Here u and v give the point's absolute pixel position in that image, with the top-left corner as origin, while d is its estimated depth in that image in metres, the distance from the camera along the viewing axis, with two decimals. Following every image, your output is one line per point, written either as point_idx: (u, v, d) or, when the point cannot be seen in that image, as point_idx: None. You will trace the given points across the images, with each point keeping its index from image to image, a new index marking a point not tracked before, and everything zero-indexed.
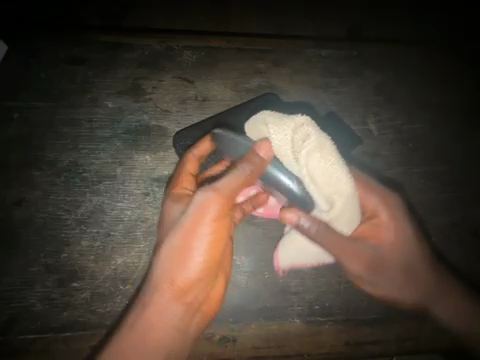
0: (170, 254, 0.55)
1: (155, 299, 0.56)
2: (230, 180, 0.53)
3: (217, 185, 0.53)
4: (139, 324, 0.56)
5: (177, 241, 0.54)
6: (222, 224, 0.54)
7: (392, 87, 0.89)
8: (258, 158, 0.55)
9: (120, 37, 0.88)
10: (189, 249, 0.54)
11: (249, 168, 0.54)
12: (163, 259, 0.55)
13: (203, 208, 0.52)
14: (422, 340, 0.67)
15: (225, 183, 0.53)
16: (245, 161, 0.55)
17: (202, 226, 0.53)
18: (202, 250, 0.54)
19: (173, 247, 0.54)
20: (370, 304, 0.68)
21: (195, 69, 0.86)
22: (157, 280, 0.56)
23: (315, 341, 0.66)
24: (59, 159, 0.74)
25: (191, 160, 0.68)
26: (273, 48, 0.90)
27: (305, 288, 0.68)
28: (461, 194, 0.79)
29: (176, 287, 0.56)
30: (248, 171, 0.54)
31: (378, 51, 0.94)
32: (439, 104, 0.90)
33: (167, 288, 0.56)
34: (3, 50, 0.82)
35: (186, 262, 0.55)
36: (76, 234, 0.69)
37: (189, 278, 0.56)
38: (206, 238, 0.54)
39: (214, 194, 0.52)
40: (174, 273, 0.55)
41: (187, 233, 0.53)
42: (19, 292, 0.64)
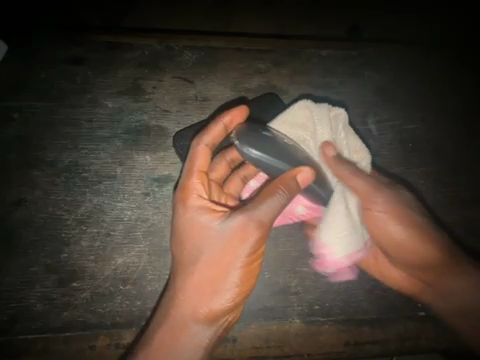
0: (208, 273, 0.56)
1: (186, 314, 0.56)
2: (269, 206, 0.55)
3: (257, 210, 0.55)
4: (164, 341, 0.56)
5: (215, 260, 0.56)
6: (256, 251, 0.57)
7: (392, 87, 0.90)
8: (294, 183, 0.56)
9: (119, 37, 0.88)
10: (226, 270, 0.56)
11: (287, 196, 0.56)
12: (200, 278, 0.56)
13: (244, 229, 0.55)
14: (423, 340, 0.67)
15: (264, 211, 0.55)
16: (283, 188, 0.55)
17: (238, 250, 0.56)
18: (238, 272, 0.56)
19: (211, 266, 0.56)
20: (369, 304, 0.69)
21: (195, 69, 0.86)
22: (190, 296, 0.57)
23: (316, 341, 0.66)
24: (59, 159, 0.74)
25: (202, 154, 0.61)
26: (273, 48, 0.90)
27: (305, 289, 0.68)
28: (460, 194, 0.79)
29: (209, 310, 0.56)
30: (286, 199, 0.56)
31: (379, 51, 0.94)
32: (439, 104, 0.90)
33: (199, 311, 0.56)
34: (2, 50, 0.82)
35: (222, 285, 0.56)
36: (76, 234, 0.69)
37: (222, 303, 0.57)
38: (241, 263, 0.56)
39: (256, 218, 0.55)
40: (210, 295, 0.56)
41: (226, 253, 0.56)
42: (19, 292, 0.64)
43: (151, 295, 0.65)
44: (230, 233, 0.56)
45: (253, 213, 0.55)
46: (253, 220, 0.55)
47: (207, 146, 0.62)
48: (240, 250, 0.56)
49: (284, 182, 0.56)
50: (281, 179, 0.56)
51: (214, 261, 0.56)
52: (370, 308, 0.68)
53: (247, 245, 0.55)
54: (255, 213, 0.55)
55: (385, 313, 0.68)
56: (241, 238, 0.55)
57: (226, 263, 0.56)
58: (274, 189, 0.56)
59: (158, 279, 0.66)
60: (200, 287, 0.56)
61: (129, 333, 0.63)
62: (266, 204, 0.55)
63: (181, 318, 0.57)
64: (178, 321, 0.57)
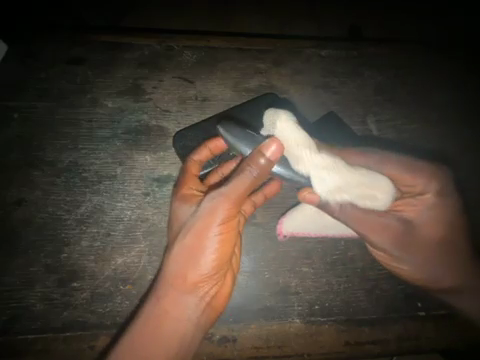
0: (183, 253, 0.56)
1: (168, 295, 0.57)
2: (236, 183, 0.54)
3: (224, 190, 0.54)
4: (152, 318, 0.56)
5: (189, 241, 0.56)
6: (231, 224, 0.56)
7: (392, 87, 0.90)
8: (263, 157, 0.54)
9: (120, 37, 0.88)
10: (201, 249, 0.56)
11: (256, 171, 0.54)
12: (176, 259, 0.56)
13: (213, 211, 0.55)
14: (422, 340, 0.67)
15: (231, 185, 0.54)
16: (251, 162, 0.54)
17: (211, 225, 0.55)
18: (213, 250, 0.56)
19: (185, 247, 0.56)
20: (369, 304, 0.69)
21: (195, 69, 0.86)
22: (169, 277, 0.57)
23: (315, 341, 0.66)
24: (59, 159, 0.74)
25: (194, 163, 0.69)
26: (273, 49, 0.90)
27: (305, 289, 0.68)
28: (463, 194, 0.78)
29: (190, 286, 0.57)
30: (254, 174, 0.54)
31: (378, 51, 0.94)
32: (439, 104, 0.89)
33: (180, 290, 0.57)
34: (2, 50, 0.83)
35: (200, 261, 0.56)
36: (76, 234, 0.69)
37: (201, 278, 0.57)
38: (215, 236, 0.56)
39: (222, 198, 0.54)
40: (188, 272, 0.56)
41: (198, 234, 0.55)
42: (19, 292, 0.64)
43: None
44: (201, 216, 0.55)
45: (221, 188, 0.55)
46: (218, 193, 0.55)
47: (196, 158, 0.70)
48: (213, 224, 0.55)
49: (254, 159, 0.54)
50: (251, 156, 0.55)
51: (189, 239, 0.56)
52: (370, 308, 0.68)
53: (218, 219, 0.55)
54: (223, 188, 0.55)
55: (385, 313, 0.68)
56: (211, 212, 0.55)
57: (201, 238, 0.55)
58: (245, 166, 0.55)
59: None
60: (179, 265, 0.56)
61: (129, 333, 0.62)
62: (233, 182, 0.54)
63: (166, 296, 0.57)
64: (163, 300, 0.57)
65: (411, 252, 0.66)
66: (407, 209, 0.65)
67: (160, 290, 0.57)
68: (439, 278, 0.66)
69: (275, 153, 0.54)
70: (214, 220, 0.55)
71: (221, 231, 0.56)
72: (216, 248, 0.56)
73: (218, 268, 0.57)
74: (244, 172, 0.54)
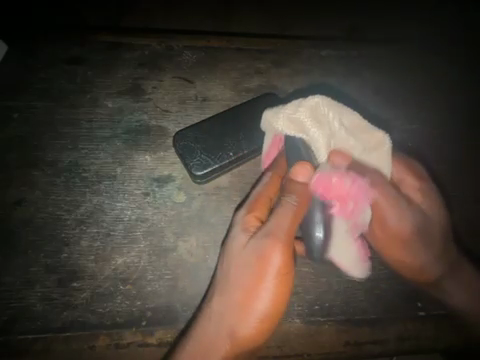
0: (233, 305, 0.59)
1: (208, 342, 0.59)
2: (280, 220, 0.59)
3: (273, 230, 0.58)
4: (196, 352, 0.58)
5: (239, 295, 0.58)
6: (285, 272, 0.57)
7: (391, 87, 0.90)
8: (298, 184, 0.60)
9: (119, 37, 0.88)
10: (252, 303, 0.58)
11: (295, 199, 0.59)
12: (225, 308, 0.59)
13: (267, 258, 0.57)
14: (423, 340, 0.67)
15: (278, 225, 0.59)
16: (290, 193, 0.60)
17: (264, 277, 0.57)
18: (264, 301, 0.58)
19: (237, 300, 0.59)
20: (369, 304, 0.69)
21: (195, 69, 0.86)
22: (213, 324, 0.60)
23: (315, 341, 0.65)
24: (59, 159, 0.74)
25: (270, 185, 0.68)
26: (273, 49, 0.90)
27: (305, 289, 0.68)
28: (458, 193, 0.79)
29: (233, 340, 0.59)
30: (294, 202, 0.59)
31: (378, 51, 0.94)
32: (439, 103, 0.89)
33: (220, 341, 0.59)
34: (3, 50, 0.83)
35: (246, 315, 0.58)
36: (76, 234, 0.69)
37: (246, 332, 0.58)
38: (268, 292, 0.57)
39: (272, 240, 0.58)
40: (236, 324, 0.58)
41: (251, 286, 0.58)
42: (19, 292, 0.64)
43: (151, 295, 0.65)
44: (255, 263, 0.58)
45: (268, 228, 0.59)
46: (271, 237, 0.58)
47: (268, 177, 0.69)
48: (266, 275, 0.57)
49: (292, 188, 0.60)
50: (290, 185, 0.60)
51: (240, 289, 0.59)
52: (370, 308, 0.68)
53: (272, 272, 0.57)
54: (271, 228, 0.59)
55: (385, 313, 0.68)
56: (262, 262, 0.57)
57: (252, 288, 0.58)
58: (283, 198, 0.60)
59: (158, 279, 0.66)
60: (228, 309, 0.59)
61: (129, 333, 0.62)
62: (274, 219, 0.59)
63: (208, 335, 0.59)
64: (204, 345, 0.59)
65: (414, 246, 0.71)
66: (406, 188, 0.72)
67: (203, 328, 0.60)
68: (431, 259, 0.71)
69: (304, 173, 0.61)
70: (266, 270, 0.57)
71: (274, 283, 0.57)
72: (268, 305, 0.58)
73: (264, 324, 0.58)
74: (285, 204, 0.59)
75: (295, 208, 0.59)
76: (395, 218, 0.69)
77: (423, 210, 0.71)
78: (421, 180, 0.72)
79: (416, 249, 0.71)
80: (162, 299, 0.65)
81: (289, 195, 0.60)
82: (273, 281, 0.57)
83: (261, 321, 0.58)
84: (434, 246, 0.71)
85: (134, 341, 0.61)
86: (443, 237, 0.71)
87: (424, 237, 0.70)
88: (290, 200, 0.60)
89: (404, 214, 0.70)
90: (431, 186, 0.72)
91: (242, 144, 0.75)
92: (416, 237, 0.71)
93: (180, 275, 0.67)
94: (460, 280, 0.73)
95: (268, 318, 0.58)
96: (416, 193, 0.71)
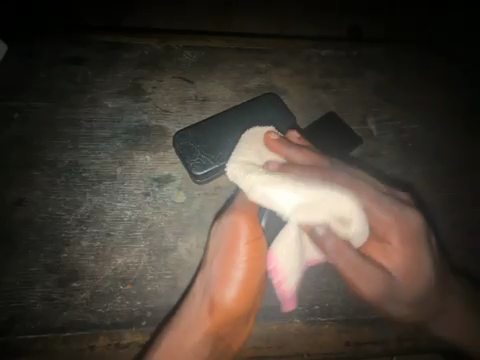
0: (213, 279, 0.61)
1: (187, 318, 0.61)
2: (246, 197, 0.61)
3: (237, 205, 0.61)
4: (180, 331, 0.61)
5: (217, 271, 0.61)
6: (256, 241, 0.59)
7: (392, 87, 0.90)
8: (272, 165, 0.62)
9: (120, 37, 0.88)
10: (227, 275, 0.60)
11: None
12: (205, 283, 0.61)
13: (235, 229, 0.60)
14: (423, 340, 0.67)
15: (245, 200, 0.61)
16: (255, 174, 0.63)
17: (237, 246, 0.59)
18: (239, 270, 0.59)
19: (213, 276, 0.61)
20: (370, 305, 0.68)
21: (195, 69, 0.86)
22: (193, 297, 0.62)
23: (315, 341, 0.66)
24: (60, 159, 0.74)
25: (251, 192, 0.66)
26: (273, 49, 0.90)
27: (305, 289, 0.68)
28: (454, 195, 0.80)
29: (214, 312, 0.61)
30: None
31: (378, 52, 0.94)
32: (438, 103, 0.90)
33: (201, 317, 0.61)
34: (3, 50, 0.82)
35: (226, 283, 0.60)
36: (76, 234, 0.69)
37: (226, 304, 0.60)
38: (241, 261, 0.59)
39: (237, 214, 0.60)
40: (215, 294, 0.61)
41: (224, 261, 0.60)
42: (19, 292, 0.64)
43: (152, 295, 0.65)
44: (225, 237, 0.60)
45: (238, 205, 0.61)
46: (236, 212, 0.60)
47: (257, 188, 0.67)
48: (237, 244, 0.59)
49: (261, 170, 0.63)
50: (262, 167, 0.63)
51: (216, 262, 0.61)
52: (370, 308, 0.68)
53: (242, 238, 0.59)
54: (241, 203, 0.61)
55: None
56: (233, 232, 0.60)
57: (225, 261, 0.60)
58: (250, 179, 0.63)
59: (158, 279, 0.66)
60: (209, 284, 0.61)
61: (129, 334, 0.63)
62: (243, 198, 0.62)
63: (192, 313, 0.62)
64: (182, 326, 0.61)
65: (389, 302, 0.62)
66: (374, 249, 0.58)
67: (188, 307, 0.62)
68: (403, 312, 0.64)
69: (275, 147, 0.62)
70: (237, 240, 0.59)
71: (247, 255, 0.59)
72: (243, 270, 0.59)
73: (242, 296, 0.59)
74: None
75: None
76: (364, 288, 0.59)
77: (415, 266, 0.58)
78: (413, 241, 0.57)
79: (391, 307, 0.63)
80: (162, 299, 0.65)
81: (255, 177, 0.63)
82: (246, 246, 0.59)
83: (238, 290, 0.59)
84: (427, 298, 0.62)
85: (134, 341, 0.62)
86: (428, 286, 0.60)
87: (398, 299, 0.61)
88: (255, 177, 0.62)
89: (383, 283, 0.58)
90: (423, 249, 0.58)
91: None
92: (375, 292, 0.59)
93: (180, 275, 0.67)
94: (449, 310, 0.64)
95: (247, 286, 0.59)
96: (397, 242, 0.57)
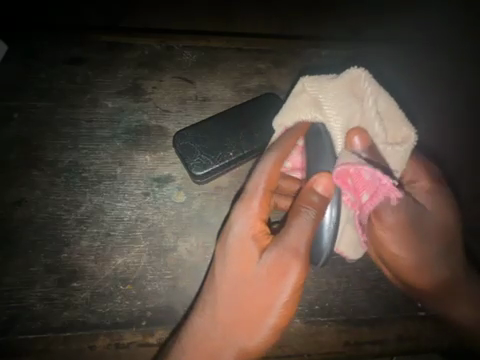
0: (241, 316, 0.59)
1: (208, 334, 0.60)
2: (297, 233, 0.57)
3: (288, 244, 0.57)
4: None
5: (248, 307, 0.58)
6: (298, 290, 0.57)
7: (391, 88, 0.90)
8: (316, 195, 0.57)
9: (119, 37, 0.87)
10: (261, 315, 0.58)
11: (313, 213, 0.57)
12: (232, 313, 0.59)
13: (283, 270, 0.57)
14: (423, 340, 0.68)
15: (299, 241, 0.57)
16: (306, 203, 0.57)
17: (278, 288, 0.57)
18: (274, 315, 0.57)
19: (243, 312, 0.59)
20: (369, 304, 0.69)
21: (195, 69, 0.86)
22: (216, 320, 0.60)
23: (316, 342, 0.66)
24: (60, 159, 0.74)
25: (262, 198, 0.61)
26: (273, 48, 0.90)
27: (305, 288, 0.68)
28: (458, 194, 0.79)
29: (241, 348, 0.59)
30: (312, 216, 0.56)
31: (379, 51, 0.93)
32: (438, 105, 0.90)
33: (223, 345, 0.60)
34: (2, 50, 0.82)
35: (254, 328, 0.58)
36: (76, 234, 0.69)
37: (256, 342, 0.58)
38: (278, 310, 0.57)
39: (292, 257, 0.56)
40: (247, 332, 0.58)
41: (259, 302, 0.58)
42: (19, 292, 0.64)
43: (151, 295, 0.65)
44: (268, 272, 0.57)
45: (288, 242, 0.57)
46: (290, 252, 0.57)
47: (264, 187, 0.62)
48: (279, 290, 0.57)
49: (307, 198, 0.57)
50: (301, 196, 0.58)
51: (251, 299, 0.58)
52: (369, 308, 0.69)
53: (286, 288, 0.56)
54: (287, 242, 0.57)
55: (385, 313, 0.68)
56: (278, 272, 0.57)
57: (266, 301, 0.57)
58: (299, 209, 0.57)
59: (158, 279, 0.66)
60: (236, 320, 0.59)
61: (130, 333, 0.62)
62: (294, 232, 0.57)
63: (208, 335, 0.60)
64: (205, 343, 0.60)
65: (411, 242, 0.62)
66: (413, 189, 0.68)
67: (201, 336, 0.60)
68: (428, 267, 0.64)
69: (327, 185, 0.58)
70: (279, 285, 0.57)
71: (287, 298, 0.57)
72: (276, 317, 0.57)
73: (268, 339, 0.58)
74: (303, 218, 0.57)
75: (314, 224, 0.56)
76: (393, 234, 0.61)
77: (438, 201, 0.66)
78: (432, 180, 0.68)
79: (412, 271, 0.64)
80: (162, 299, 0.65)
81: (305, 208, 0.57)
82: (287, 297, 0.57)
83: (269, 334, 0.58)
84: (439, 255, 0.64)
85: (134, 341, 0.62)
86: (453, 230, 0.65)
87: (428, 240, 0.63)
88: (309, 214, 0.57)
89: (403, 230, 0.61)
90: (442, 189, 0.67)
91: (242, 145, 0.75)
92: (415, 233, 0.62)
93: (180, 275, 0.67)
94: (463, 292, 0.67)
95: (273, 335, 0.58)
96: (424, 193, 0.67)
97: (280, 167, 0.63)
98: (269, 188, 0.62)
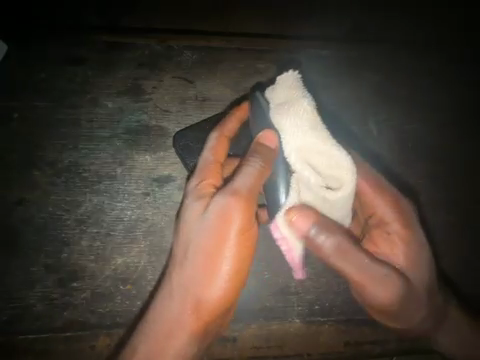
0: (196, 273, 0.56)
1: (166, 316, 0.57)
2: (245, 177, 0.54)
3: (236, 188, 0.54)
4: (158, 334, 0.57)
5: (198, 263, 0.55)
6: (248, 233, 0.55)
7: (390, 89, 0.90)
8: (266, 148, 0.54)
9: (119, 37, 0.87)
10: (216, 269, 0.55)
11: (260, 161, 0.54)
12: (187, 275, 0.56)
13: (228, 216, 0.53)
14: (421, 339, 0.69)
15: (247, 183, 0.54)
16: (255, 152, 0.54)
17: (225, 233, 0.54)
18: (229, 265, 0.55)
19: (196, 271, 0.55)
20: None
21: (195, 69, 0.86)
22: (172, 289, 0.58)
23: (315, 341, 0.66)
24: (60, 159, 0.74)
25: (211, 165, 0.62)
26: (273, 48, 0.89)
27: (305, 289, 0.68)
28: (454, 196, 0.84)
29: (198, 312, 0.57)
30: (259, 163, 0.54)
31: (379, 51, 0.93)
32: (434, 104, 0.91)
33: (184, 317, 0.57)
34: (3, 50, 0.82)
35: (211, 279, 0.55)
36: (76, 234, 0.69)
37: (212, 301, 0.56)
38: (229, 253, 0.55)
39: (235, 200, 0.53)
40: (202, 291, 0.56)
41: (210, 256, 0.55)
42: (19, 292, 0.64)
43: (152, 295, 0.66)
44: (215, 225, 0.54)
45: (231, 185, 0.54)
46: (233, 196, 0.53)
47: (212, 160, 0.63)
48: (225, 238, 0.54)
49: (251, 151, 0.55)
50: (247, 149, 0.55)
51: (198, 257, 0.55)
52: None
53: (234, 229, 0.54)
54: (234, 185, 0.54)
55: None
56: (224, 220, 0.54)
57: (213, 255, 0.55)
58: (246, 159, 0.55)
59: (158, 279, 0.67)
60: (189, 283, 0.56)
61: (130, 333, 0.64)
62: (243, 177, 0.54)
63: (167, 317, 0.57)
64: (166, 330, 0.57)
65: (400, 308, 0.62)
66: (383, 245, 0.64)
67: (165, 309, 0.57)
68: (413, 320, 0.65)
69: (270, 138, 0.54)
70: (226, 230, 0.54)
71: (237, 241, 0.54)
72: (230, 267, 0.55)
73: (226, 293, 0.56)
74: (246, 168, 0.54)
75: (261, 169, 0.54)
76: (381, 292, 0.59)
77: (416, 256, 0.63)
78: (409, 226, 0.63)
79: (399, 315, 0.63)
80: None
81: (252, 156, 0.54)
82: (235, 243, 0.54)
83: (226, 285, 0.56)
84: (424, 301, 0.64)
85: None
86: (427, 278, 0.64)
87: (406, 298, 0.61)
88: (256, 163, 0.54)
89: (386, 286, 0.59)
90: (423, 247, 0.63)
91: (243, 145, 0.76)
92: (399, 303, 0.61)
93: None
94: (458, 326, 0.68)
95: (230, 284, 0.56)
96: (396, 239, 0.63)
97: (226, 140, 0.65)
98: (217, 159, 0.63)
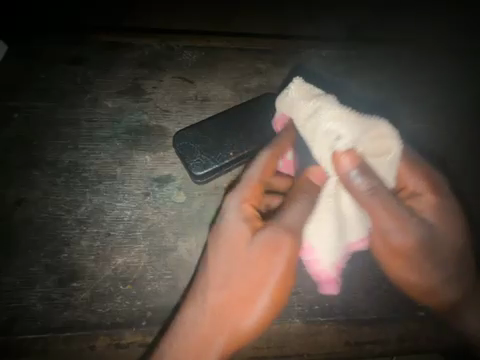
0: (236, 298, 0.60)
1: (199, 329, 0.60)
2: (296, 213, 0.61)
3: (287, 223, 0.60)
4: (188, 350, 0.60)
5: (240, 289, 0.60)
6: (289, 270, 0.60)
7: (392, 88, 0.89)
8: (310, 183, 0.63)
9: (120, 37, 0.87)
10: (255, 297, 0.60)
11: (311, 200, 0.61)
12: (228, 298, 0.60)
13: (277, 248, 0.59)
14: (423, 340, 0.68)
15: (295, 219, 0.60)
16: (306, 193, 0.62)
17: (270, 267, 0.60)
18: (266, 298, 0.60)
19: (236, 296, 0.60)
20: (370, 305, 0.69)
21: (195, 69, 0.86)
22: (209, 308, 0.61)
23: (316, 342, 0.66)
24: (60, 159, 0.74)
25: (254, 187, 0.64)
26: (273, 49, 0.90)
27: (305, 289, 0.68)
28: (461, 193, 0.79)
29: (235, 334, 0.60)
30: (311, 202, 0.61)
31: (378, 52, 0.93)
32: (437, 101, 0.89)
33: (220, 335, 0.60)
34: (3, 50, 0.82)
35: (248, 308, 0.60)
36: (76, 234, 0.69)
37: (248, 326, 0.60)
38: (270, 289, 0.60)
39: (284, 233, 0.59)
40: (239, 315, 0.61)
41: (254, 284, 0.60)
42: (19, 292, 0.64)
43: (151, 295, 0.66)
44: (260, 250, 0.60)
45: (284, 220, 0.60)
46: (284, 229, 0.60)
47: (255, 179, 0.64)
48: (269, 273, 0.60)
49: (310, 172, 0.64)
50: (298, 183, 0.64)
51: (242, 282, 0.60)
52: (370, 308, 0.68)
53: (279, 262, 0.59)
54: (285, 220, 0.60)
55: (385, 313, 0.68)
56: (271, 248, 0.59)
57: (257, 281, 0.60)
58: (297, 198, 0.62)
59: (158, 280, 0.67)
60: (226, 304, 0.60)
61: (129, 334, 0.63)
62: (293, 213, 0.61)
63: (200, 330, 0.60)
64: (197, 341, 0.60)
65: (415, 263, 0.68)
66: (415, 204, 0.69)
67: (195, 326, 0.60)
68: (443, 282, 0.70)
69: (318, 174, 0.64)
70: (270, 263, 0.59)
71: (281, 274, 0.60)
72: (268, 300, 0.60)
73: (261, 322, 0.61)
74: (297, 204, 0.61)
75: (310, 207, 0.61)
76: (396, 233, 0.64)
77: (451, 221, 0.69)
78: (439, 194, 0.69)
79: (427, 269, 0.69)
80: (162, 299, 0.65)
81: (302, 195, 0.62)
82: (278, 274, 0.60)
83: (261, 318, 0.61)
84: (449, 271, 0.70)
85: (134, 341, 0.63)
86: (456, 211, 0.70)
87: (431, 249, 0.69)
88: (303, 200, 0.61)
89: (407, 229, 0.64)
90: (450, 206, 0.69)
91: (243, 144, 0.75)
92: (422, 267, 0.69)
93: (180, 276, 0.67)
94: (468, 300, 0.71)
95: (267, 314, 0.61)
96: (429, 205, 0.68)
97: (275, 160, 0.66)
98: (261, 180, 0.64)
